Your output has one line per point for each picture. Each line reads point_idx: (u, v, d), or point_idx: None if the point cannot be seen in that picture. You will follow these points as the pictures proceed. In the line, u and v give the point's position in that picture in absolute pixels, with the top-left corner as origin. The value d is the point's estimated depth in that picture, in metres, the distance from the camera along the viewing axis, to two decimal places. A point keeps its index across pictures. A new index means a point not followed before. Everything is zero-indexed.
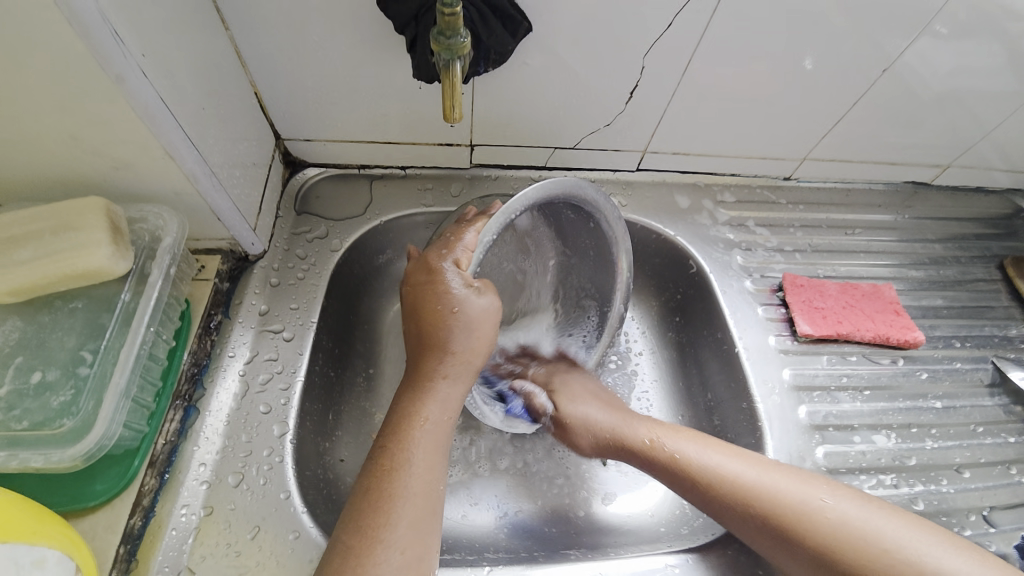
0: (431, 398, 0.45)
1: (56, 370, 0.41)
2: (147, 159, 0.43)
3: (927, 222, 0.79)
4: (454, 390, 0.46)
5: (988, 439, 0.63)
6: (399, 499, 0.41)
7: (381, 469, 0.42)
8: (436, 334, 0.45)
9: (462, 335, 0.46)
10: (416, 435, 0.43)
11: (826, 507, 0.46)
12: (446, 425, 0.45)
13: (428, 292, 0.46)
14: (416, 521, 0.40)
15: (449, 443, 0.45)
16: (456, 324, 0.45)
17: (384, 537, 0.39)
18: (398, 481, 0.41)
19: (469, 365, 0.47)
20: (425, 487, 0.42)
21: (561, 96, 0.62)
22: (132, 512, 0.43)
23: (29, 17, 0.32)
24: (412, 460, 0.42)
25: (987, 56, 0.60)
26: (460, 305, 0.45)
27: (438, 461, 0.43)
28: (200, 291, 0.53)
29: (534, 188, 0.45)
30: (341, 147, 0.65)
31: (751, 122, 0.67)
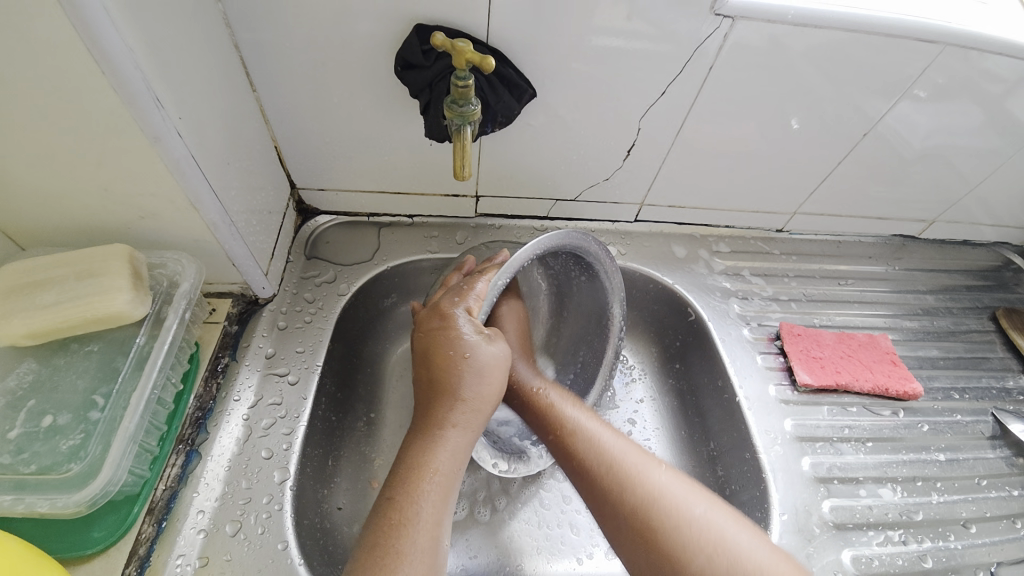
0: (441, 446, 0.45)
1: (67, 414, 0.42)
2: (172, 210, 0.46)
3: (918, 274, 0.82)
4: (464, 437, 0.46)
5: (993, 493, 0.62)
6: (406, 556, 0.39)
7: (390, 520, 0.41)
8: (447, 377, 0.47)
9: (472, 381, 0.47)
10: (424, 486, 0.43)
11: (681, 501, 0.45)
12: (455, 473, 0.45)
13: (441, 336, 0.48)
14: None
15: (457, 492, 0.45)
16: (468, 370, 0.47)
17: None
18: (407, 535, 0.40)
19: (480, 412, 0.47)
20: (433, 541, 0.41)
21: (563, 152, 0.65)
22: (127, 562, 0.42)
23: (84, 82, 0.36)
24: (420, 514, 0.41)
25: (963, 117, 0.64)
26: (471, 350, 0.47)
27: (446, 510, 0.43)
28: (210, 334, 0.55)
29: (543, 238, 0.48)
30: (353, 197, 0.68)
31: (744, 177, 0.71)
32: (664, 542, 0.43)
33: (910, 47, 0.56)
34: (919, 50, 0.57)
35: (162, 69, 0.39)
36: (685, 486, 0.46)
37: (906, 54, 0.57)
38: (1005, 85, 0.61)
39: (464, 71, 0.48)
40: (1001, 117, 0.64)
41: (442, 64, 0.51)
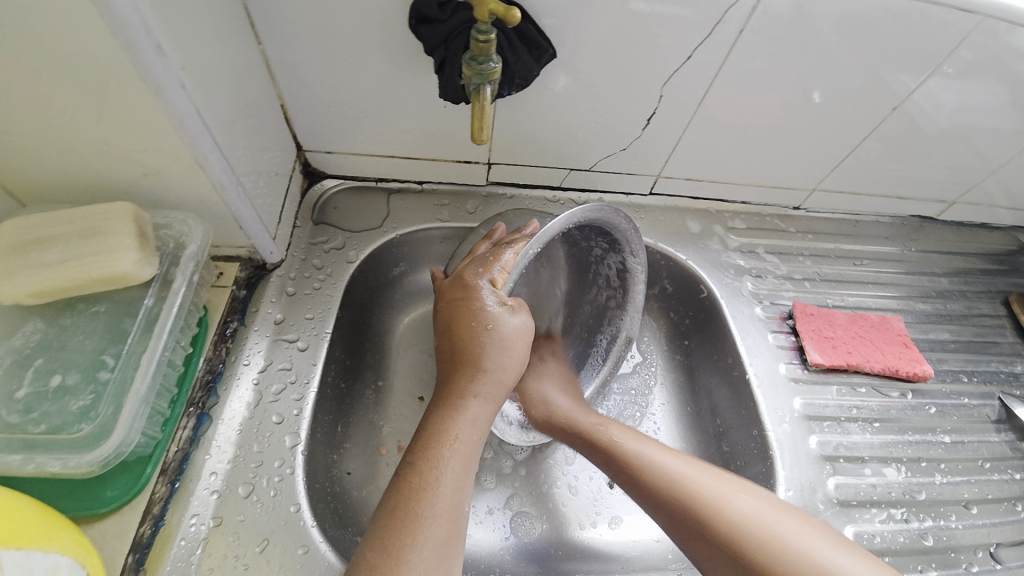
0: (461, 415, 0.45)
1: (76, 374, 0.41)
2: (176, 167, 0.44)
3: (933, 256, 0.80)
4: (486, 407, 0.46)
5: (996, 475, 0.63)
6: (427, 519, 0.39)
7: (412, 487, 0.41)
8: (471, 351, 0.46)
9: (495, 352, 0.46)
10: (444, 453, 0.43)
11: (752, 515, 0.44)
12: (474, 443, 0.44)
13: (467, 308, 0.47)
14: (443, 542, 0.39)
15: (476, 462, 0.44)
16: (490, 341, 0.46)
17: (409, 559, 0.37)
18: (426, 501, 0.40)
19: (499, 384, 0.47)
20: (451, 508, 0.41)
21: (581, 119, 0.63)
22: (142, 520, 0.43)
23: (79, 26, 0.33)
24: (440, 480, 0.41)
25: (993, 97, 0.61)
26: (493, 323, 0.46)
27: (466, 478, 0.43)
28: (218, 298, 0.54)
29: (572, 211, 0.46)
30: (361, 160, 0.66)
31: (765, 151, 0.69)
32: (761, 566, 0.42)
33: (952, 17, 0.53)
34: (961, 20, 0.53)
35: (163, 13, 0.37)
36: (746, 495, 0.47)
37: (947, 25, 0.54)
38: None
39: (485, 24, 0.46)
40: None
41: (459, 17, 0.48)
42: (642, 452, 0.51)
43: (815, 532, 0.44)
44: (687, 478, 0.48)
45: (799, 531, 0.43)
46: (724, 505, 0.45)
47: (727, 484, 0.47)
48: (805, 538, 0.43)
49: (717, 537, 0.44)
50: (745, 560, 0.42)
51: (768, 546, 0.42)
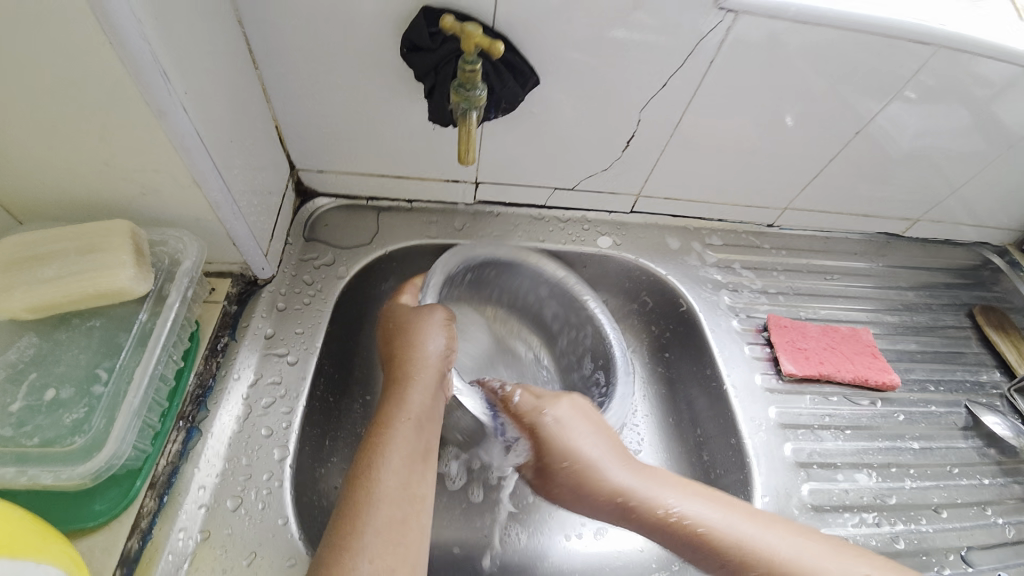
0: (399, 405, 0.49)
1: (71, 387, 0.42)
2: (174, 187, 0.45)
3: (900, 271, 0.84)
4: (423, 398, 0.50)
5: (963, 480, 0.65)
6: (371, 503, 0.43)
7: (358, 481, 0.44)
8: (401, 351, 0.53)
9: (415, 348, 0.53)
10: (386, 441, 0.47)
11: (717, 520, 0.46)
12: (414, 433, 0.48)
13: (398, 318, 0.56)
14: (390, 523, 0.42)
15: (424, 445, 0.48)
16: (411, 341, 0.53)
17: (355, 541, 0.41)
18: (370, 487, 0.44)
19: (430, 371, 0.52)
20: (394, 489, 0.44)
21: (564, 142, 0.66)
22: (130, 535, 0.43)
23: (89, 56, 0.35)
24: (382, 465, 0.45)
25: (950, 120, 0.66)
26: (411, 324, 0.55)
27: (411, 467, 0.46)
28: (210, 313, 0.55)
29: (453, 250, 0.64)
30: (352, 180, 0.68)
31: (739, 172, 0.73)
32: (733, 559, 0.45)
33: (904, 49, 0.58)
34: (913, 51, 0.58)
35: (168, 43, 0.39)
36: (701, 498, 0.48)
37: (900, 55, 0.58)
38: (993, 89, 0.63)
39: (472, 56, 0.49)
40: (989, 121, 0.66)
41: (448, 48, 0.51)
42: (606, 468, 0.50)
43: (774, 528, 0.47)
44: (656, 491, 0.49)
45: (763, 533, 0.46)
46: (693, 513, 0.47)
47: (702, 498, 0.48)
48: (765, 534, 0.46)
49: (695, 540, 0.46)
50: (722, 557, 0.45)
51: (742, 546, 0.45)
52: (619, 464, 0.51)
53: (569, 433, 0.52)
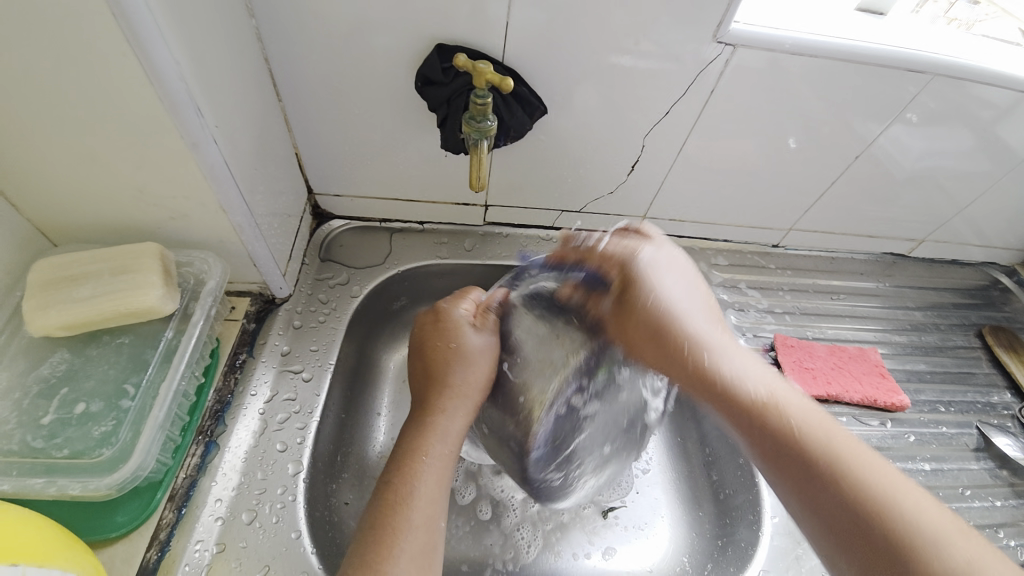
0: (432, 431, 0.48)
1: (99, 402, 0.44)
2: (202, 211, 0.48)
3: (907, 290, 0.85)
4: (462, 426, 0.49)
5: (977, 502, 0.64)
6: (403, 531, 0.41)
7: (395, 506, 0.42)
8: (455, 381, 0.51)
9: (458, 369, 0.51)
10: (420, 468, 0.45)
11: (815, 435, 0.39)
12: (449, 459, 0.47)
13: (451, 339, 0.53)
14: (420, 555, 0.40)
15: (451, 475, 0.47)
16: (454, 358, 0.52)
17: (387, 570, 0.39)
18: (402, 515, 0.42)
19: (466, 398, 0.50)
20: (427, 520, 0.42)
21: (570, 166, 0.68)
22: (149, 546, 0.44)
23: (133, 91, 0.38)
24: (414, 493, 0.43)
25: (954, 142, 0.68)
26: (472, 349, 0.52)
27: (441, 496, 0.45)
28: (229, 331, 0.57)
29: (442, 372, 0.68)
30: (366, 203, 0.71)
31: (742, 194, 0.74)
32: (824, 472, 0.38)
33: (902, 76, 0.60)
34: (910, 77, 0.60)
35: (202, 79, 0.42)
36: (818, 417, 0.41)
37: (899, 81, 0.60)
38: (997, 111, 0.64)
39: (483, 91, 0.52)
40: (993, 142, 0.68)
41: (460, 81, 0.54)
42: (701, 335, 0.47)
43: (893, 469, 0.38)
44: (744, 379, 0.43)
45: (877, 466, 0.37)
46: (787, 414, 0.41)
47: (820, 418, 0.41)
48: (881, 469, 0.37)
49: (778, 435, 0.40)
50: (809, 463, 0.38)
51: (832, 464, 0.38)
52: (730, 355, 0.45)
53: (643, 266, 0.50)
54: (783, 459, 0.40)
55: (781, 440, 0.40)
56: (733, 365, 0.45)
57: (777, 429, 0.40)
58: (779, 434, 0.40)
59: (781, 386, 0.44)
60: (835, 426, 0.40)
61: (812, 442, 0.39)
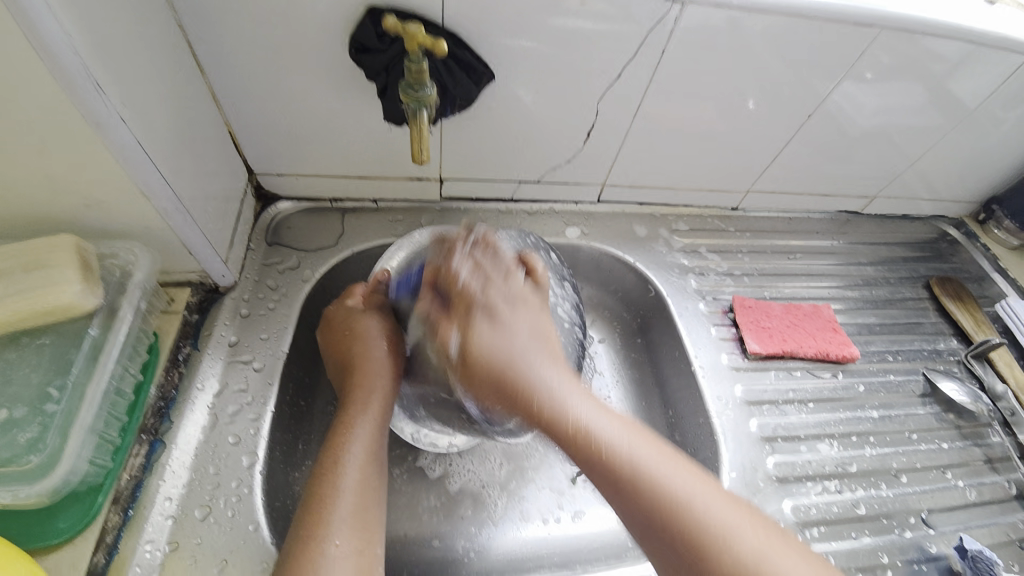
0: (360, 406, 0.51)
1: (22, 407, 0.41)
2: (120, 197, 0.44)
3: (860, 247, 0.87)
4: (386, 397, 0.53)
5: (923, 445, 0.66)
6: (337, 495, 0.45)
7: (323, 476, 0.46)
8: (362, 358, 0.55)
9: (367, 343, 0.56)
10: (347, 441, 0.48)
11: (676, 491, 0.42)
12: (376, 430, 0.50)
13: (353, 322, 0.58)
14: (355, 516, 0.44)
15: (382, 446, 0.50)
16: (363, 335, 0.56)
17: (326, 530, 0.43)
18: (330, 483, 0.45)
19: (381, 368, 0.54)
20: (359, 485, 0.46)
21: (523, 134, 0.66)
22: (96, 550, 0.43)
23: (16, 66, 0.34)
24: (345, 465, 0.47)
25: (905, 96, 0.68)
26: (372, 327, 0.57)
27: (373, 461, 0.48)
28: (169, 324, 0.54)
29: None
30: (313, 182, 0.68)
31: (699, 157, 0.74)
32: (687, 534, 0.40)
33: (852, 31, 0.59)
34: (860, 32, 0.59)
35: (99, 50, 0.38)
36: (653, 451, 0.44)
37: (850, 36, 0.60)
38: (948, 66, 0.65)
39: (417, 55, 0.49)
40: (943, 95, 0.68)
41: (396, 47, 0.51)
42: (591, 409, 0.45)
43: (752, 523, 0.41)
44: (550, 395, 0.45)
45: (738, 526, 0.40)
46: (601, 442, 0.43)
47: (675, 462, 0.44)
48: (729, 518, 0.41)
49: (649, 498, 0.42)
50: (674, 521, 0.41)
51: (698, 517, 0.40)
52: (580, 394, 0.46)
53: (494, 289, 0.51)
54: (650, 511, 0.41)
55: (655, 504, 0.41)
56: (584, 407, 0.45)
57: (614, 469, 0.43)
58: (633, 477, 0.42)
59: (605, 416, 0.45)
60: (687, 469, 0.43)
61: (665, 492, 0.41)
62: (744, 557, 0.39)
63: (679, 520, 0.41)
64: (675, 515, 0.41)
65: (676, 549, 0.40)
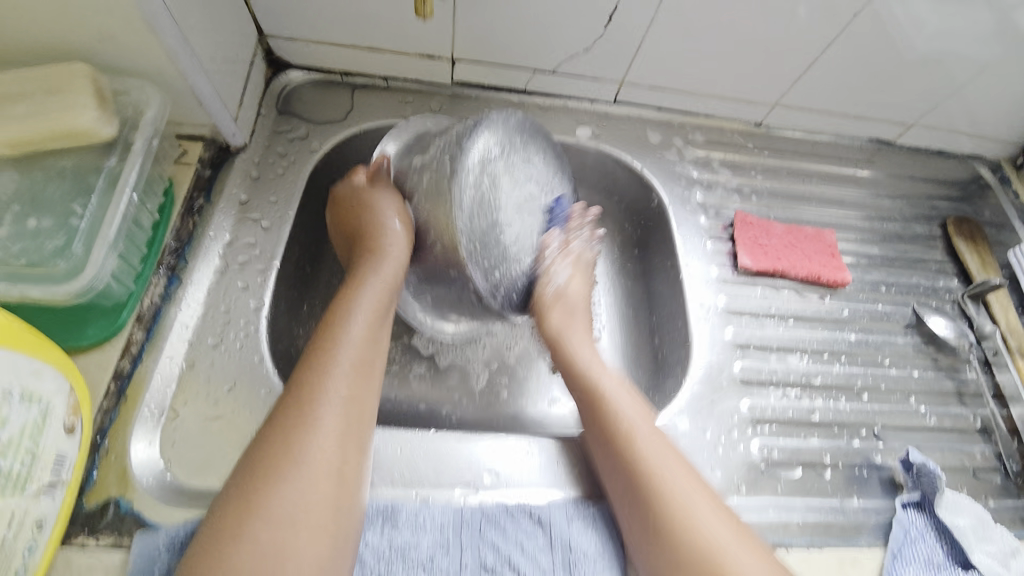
0: (372, 269, 0.54)
1: (50, 219, 0.45)
2: (128, 31, 0.45)
3: (885, 179, 0.83)
4: (397, 265, 0.55)
5: (893, 370, 0.68)
6: (341, 339, 0.48)
7: (330, 324, 0.49)
8: (373, 226, 0.57)
9: (369, 215, 0.57)
10: (358, 298, 0.52)
11: (665, 484, 0.47)
12: (385, 291, 0.53)
13: (360, 197, 0.59)
14: (357, 360, 0.48)
15: (389, 308, 0.53)
16: (367, 207, 0.58)
17: (329, 364, 0.46)
18: (336, 329, 0.49)
19: (390, 240, 0.56)
20: (364, 334, 0.49)
21: (541, 14, 0.63)
22: (121, 356, 0.49)
23: None
24: (353, 317, 0.50)
25: (971, 18, 0.64)
26: (374, 198, 0.58)
27: (378, 319, 0.51)
28: (182, 175, 0.57)
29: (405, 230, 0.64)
30: (324, 51, 0.67)
31: (727, 60, 0.69)
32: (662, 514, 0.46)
33: None
34: None
35: None
36: (665, 455, 0.49)
37: None
38: None
39: None
40: (1011, 28, 0.65)
41: None
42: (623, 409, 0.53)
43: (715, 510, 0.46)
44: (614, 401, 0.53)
45: (706, 520, 0.45)
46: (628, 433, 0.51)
47: (678, 466, 0.49)
48: (700, 511, 0.46)
49: (640, 483, 0.48)
50: (654, 505, 0.47)
51: (677, 507, 0.46)
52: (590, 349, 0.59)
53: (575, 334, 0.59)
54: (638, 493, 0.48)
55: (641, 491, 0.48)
56: (589, 355, 0.58)
57: (623, 457, 0.50)
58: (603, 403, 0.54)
59: (645, 421, 0.52)
60: (684, 471, 0.49)
61: (622, 420, 0.52)
62: (702, 542, 0.44)
63: (656, 504, 0.47)
64: (657, 496, 0.47)
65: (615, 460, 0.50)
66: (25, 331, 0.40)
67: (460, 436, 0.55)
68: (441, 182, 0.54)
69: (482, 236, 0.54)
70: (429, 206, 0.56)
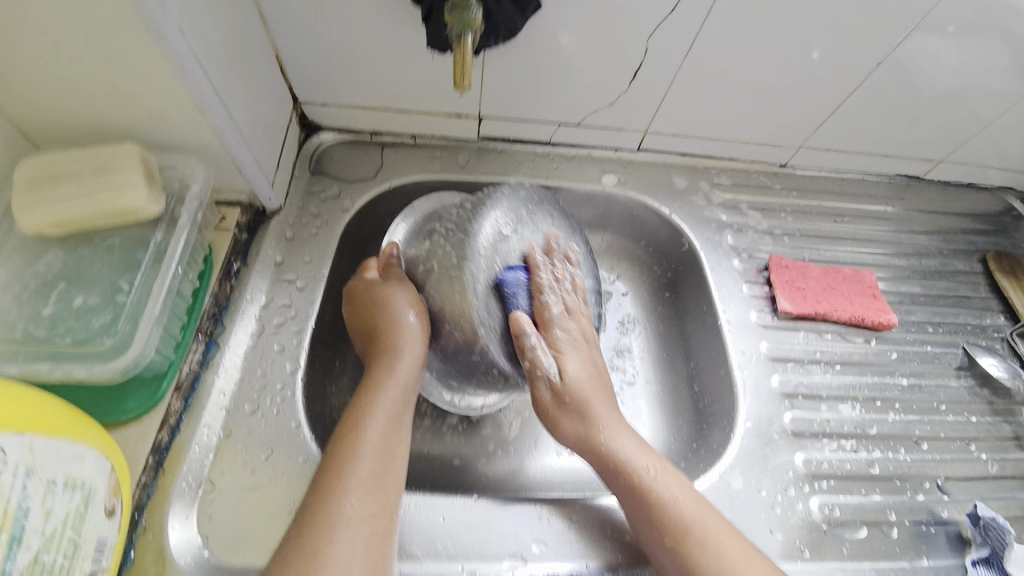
0: (388, 373, 0.52)
1: (96, 295, 0.46)
2: (177, 110, 0.47)
3: (916, 214, 0.82)
4: (413, 363, 0.53)
5: (952, 416, 0.65)
6: (355, 454, 0.46)
7: (342, 439, 0.48)
8: (389, 326, 0.54)
9: (383, 313, 0.55)
10: (373, 406, 0.50)
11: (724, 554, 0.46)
12: (401, 395, 0.52)
13: (374, 291, 0.57)
14: (372, 477, 0.46)
15: (404, 412, 0.52)
16: (382, 301, 0.56)
17: (341, 488, 0.45)
18: (347, 446, 0.47)
19: (406, 337, 0.54)
20: (379, 448, 0.48)
21: (567, 72, 0.64)
22: (160, 428, 0.48)
23: None
24: (367, 429, 0.48)
25: (989, 56, 0.63)
26: (388, 292, 0.56)
27: (392, 428, 0.50)
28: (222, 239, 0.57)
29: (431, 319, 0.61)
30: (355, 114, 0.68)
31: (752, 107, 0.70)
32: None
33: None
34: None
35: None
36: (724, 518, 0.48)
37: None
38: None
39: None
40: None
41: None
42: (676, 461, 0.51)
43: None
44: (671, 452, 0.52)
45: None
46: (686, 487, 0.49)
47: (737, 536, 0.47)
48: None
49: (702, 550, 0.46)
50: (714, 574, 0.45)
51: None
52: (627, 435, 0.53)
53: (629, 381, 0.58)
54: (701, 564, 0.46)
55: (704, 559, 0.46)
56: None
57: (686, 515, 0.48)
58: (652, 496, 0.49)
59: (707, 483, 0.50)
60: (746, 544, 0.47)
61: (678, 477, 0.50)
62: None
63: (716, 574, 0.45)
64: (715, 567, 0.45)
65: (677, 563, 0.47)
66: (66, 421, 0.38)
67: (502, 502, 0.52)
68: (450, 263, 0.54)
69: (500, 315, 0.54)
70: (442, 292, 0.55)
